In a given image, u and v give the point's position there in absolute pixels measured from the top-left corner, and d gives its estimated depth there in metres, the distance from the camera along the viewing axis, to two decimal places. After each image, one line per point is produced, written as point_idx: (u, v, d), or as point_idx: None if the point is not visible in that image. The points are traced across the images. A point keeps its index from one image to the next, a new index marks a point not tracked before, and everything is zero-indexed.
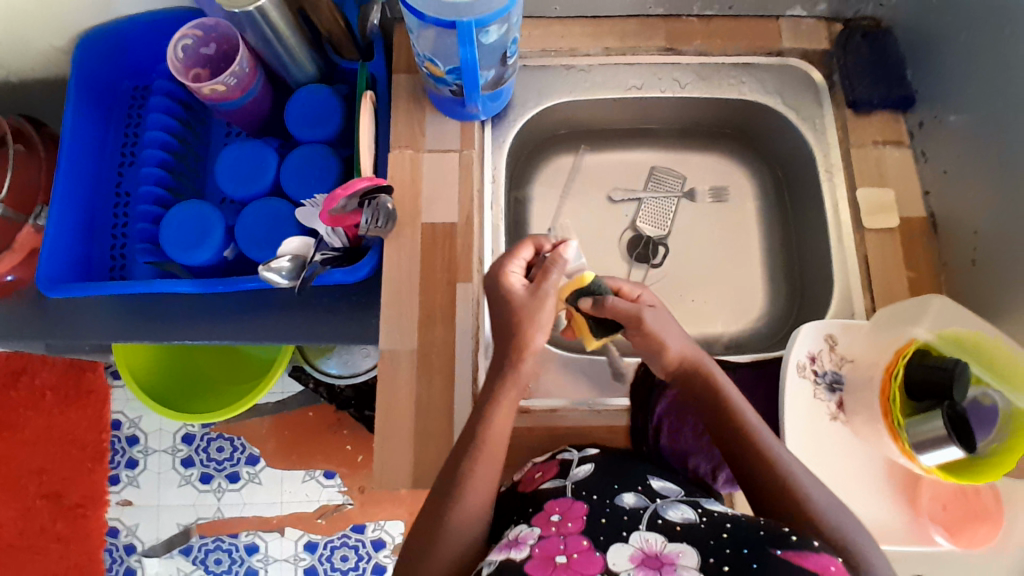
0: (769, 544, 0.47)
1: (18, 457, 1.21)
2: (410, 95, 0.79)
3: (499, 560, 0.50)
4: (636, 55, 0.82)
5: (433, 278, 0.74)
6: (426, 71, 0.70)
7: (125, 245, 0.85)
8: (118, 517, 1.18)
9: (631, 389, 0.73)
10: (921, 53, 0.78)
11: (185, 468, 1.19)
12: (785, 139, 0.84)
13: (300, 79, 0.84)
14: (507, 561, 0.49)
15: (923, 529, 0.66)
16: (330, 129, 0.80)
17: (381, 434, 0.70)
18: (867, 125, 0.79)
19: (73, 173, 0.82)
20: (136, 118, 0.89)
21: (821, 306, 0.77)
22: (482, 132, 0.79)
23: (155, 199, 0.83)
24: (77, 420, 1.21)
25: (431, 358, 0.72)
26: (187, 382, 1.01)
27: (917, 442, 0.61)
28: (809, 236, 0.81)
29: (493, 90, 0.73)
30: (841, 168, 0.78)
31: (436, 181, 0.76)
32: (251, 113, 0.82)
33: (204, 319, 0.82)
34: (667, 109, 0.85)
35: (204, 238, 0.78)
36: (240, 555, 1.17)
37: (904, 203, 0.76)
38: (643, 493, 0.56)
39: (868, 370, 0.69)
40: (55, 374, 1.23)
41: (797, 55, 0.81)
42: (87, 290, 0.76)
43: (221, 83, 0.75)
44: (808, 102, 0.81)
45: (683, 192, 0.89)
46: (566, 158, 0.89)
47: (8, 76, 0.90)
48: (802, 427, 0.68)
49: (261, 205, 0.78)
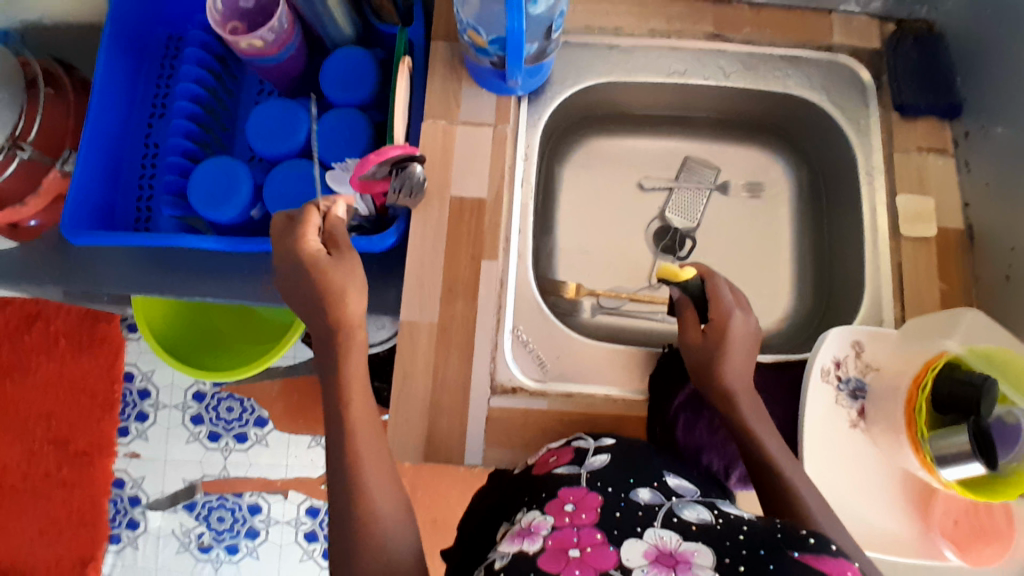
0: (786, 547, 0.47)
1: (30, 401, 1.22)
2: (446, 65, 0.78)
3: (513, 550, 0.50)
4: (681, 39, 0.79)
5: (458, 254, 0.73)
6: (467, 39, 0.68)
7: (151, 197, 0.85)
8: (125, 469, 1.20)
9: (648, 382, 0.72)
10: (975, 59, 0.76)
11: (193, 425, 1.20)
12: (825, 138, 0.81)
13: (337, 40, 0.83)
14: (520, 553, 0.49)
15: (932, 543, 0.66)
16: (364, 93, 0.79)
17: (394, 406, 0.69)
18: (913, 131, 0.76)
19: (102, 119, 0.81)
20: (168, 69, 0.88)
21: (849, 311, 0.76)
22: (517, 108, 0.78)
23: (183, 151, 0.81)
24: (89, 370, 1.22)
25: (450, 333, 0.71)
26: (201, 342, 1.00)
27: (940, 455, 0.61)
28: (841, 239, 0.80)
29: (535, 63, 0.72)
30: (882, 171, 0.76)
31: (467, 155, 0.75)
32: (286, 70, 0.81)
33: (225, 278, 0.82)
34: (708, 97, 0.83)
35: (231, 195, 0.77)
36: (242, 515, 1.18)
37: (943, 213, 0.74)
38: (658, 489, 0.56)
39: (894, 378, 0.67)
40: (70, 321, 1.22)
41: (846, 52, 0.79)
42: (110, 239, 0.75)
43: (259, 38, 0.74)
44: (854, 102, 0.78)
45: (716, 185, 0.87)
46: (599, 141, 0.88)
47: (42, 19, 0.88)
48: (819, 431, 0.68)
49: (290, 165, 0.78)
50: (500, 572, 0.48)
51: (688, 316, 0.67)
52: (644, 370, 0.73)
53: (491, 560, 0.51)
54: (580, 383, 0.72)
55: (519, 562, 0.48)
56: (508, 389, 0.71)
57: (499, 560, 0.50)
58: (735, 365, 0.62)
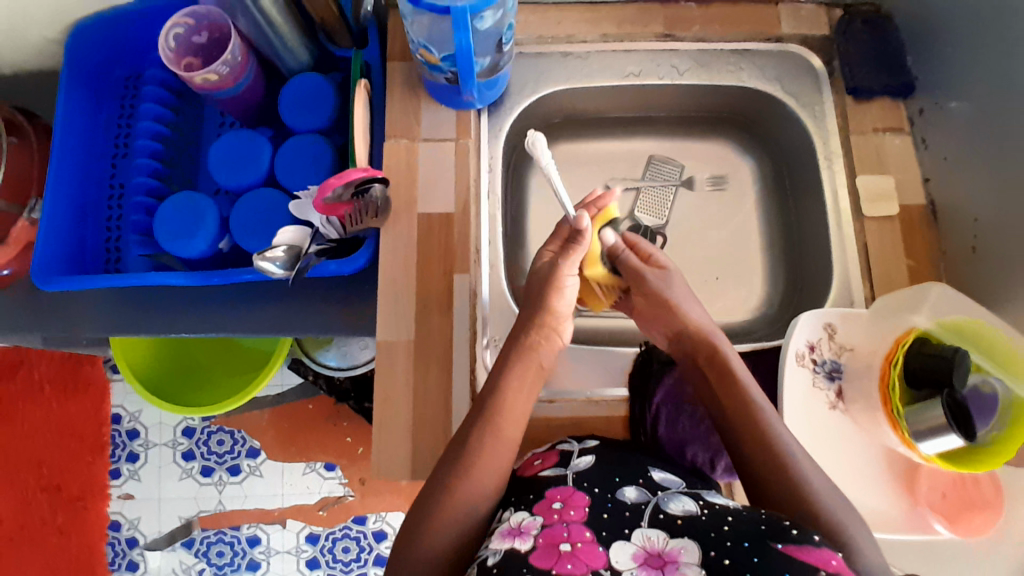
0: (770, 539, 0.47)
1: (19, 451, 1.21)
2: (404, 83, 0.78)
3: (504, 548, 0.50)
4: (634, 41, 0.80)
5: (429, 270, 0.73)
6: (420, 58, 0.69)
7: (120, 236, 0.84)
8: (119, 511, 1.18)
9: (629, 380, 0.73)
10: (921, 38, 0.77)
11: (186, 461, 1.19)
12: (784, 126, 0.82)
13: (293, 67, 0.83)
14: (512, 551, 0.49)
15: (920, 518, 0.66)
16: (323, 118, 0.79)
17: (379, 425, 0.69)
18: (868, 112, 0.78)
19: (66, 165, 0.81)
20: (128, 108, 0.87)
21: (820, 295, 0.77)
22: (478, 121, 0.79)
23: (149, 189, 0.82)
24: (77, 414, 1.21)
25: (428, 349, 0.71)
26: (184, 376, 1.00)
27: (917, 429, 0.62)
28: (808, 222, 0.81)
29: (490, 76, 0.73)
30: (840, 155, 0.77)
31: (432, 170, 0.76)
32: (245, 101, 0.82)
33: (201, 312, 0.82)
34: (666, 95, 0.84)
35: (198, 229, 0.77)
36: (242, 548, 1.17)
37: (905, 191, 0.75)
38: (644, 487, 0.57)
39: (869, 357, 0.68)
40: (54, 368, 1.23)
41: (796, 41, 0.80)
42: (81, 282, 0.75)
43: (213, 72, 0.74)
44: (808, 89, 0.79)
45: (681, 181, 0.88)
46: (564, 146, 0.88)
47: (1, 68, 0.89)
48: (800, 416, 0.68)
49: (254, 196, 0.78)
50: (494, 569, 0.48)
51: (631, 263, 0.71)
52: (622, 370, 0.74)
53: (481, 558, 0.51)
54: (561, 388, 0.72)
55: (512, 559, 0.48)
56: None
57: (490, 557, 0.50)
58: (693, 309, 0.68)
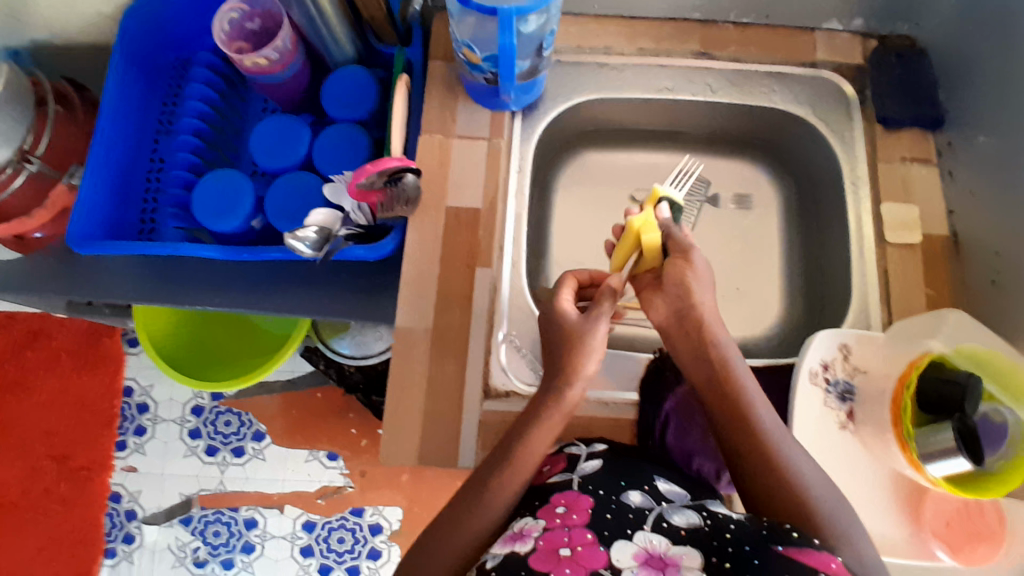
0: (770, 541, 0.48)
1: (29, 415, 1.23)
2: (443, 80, 0.81)
3: (504, 552, 0.51)
4: (669, 57, 0.82)
5: (453, 263, 0.75)
6: (463, 57, 0.71)
7: (156, 209, 0.87)
8: (121, 483, 1.20)
9: (641, 386, 0.74)
10: (953, 75, 0.79)
11: (192, 439, 1.21)
12: (812, 150, 0.83)
13: (338, 59, 0.86)
14: (512, 555, 0.50)
15: (924, 544, 0.66)
16: (365, 109, 0.82)
17: (392, 411, 0.70)
18: (895, 142, 0.79)
19: (111, 135, 0.83)
20: (176, 90, 0.91)
21: (836, 318, 0.78)
22: (512, 122, 0.80)
23: (190, 165, 0.84)
24: (90, 384, 1.23)
25: (447, 340, 0.73)
26: (199, 352, 1.01)
27: (925, 452, 0.62)
28: (829, 246, 0.82)
29: (528, 80, 0.75)
30: (866, 181, 0.78)
31: (464, 166, 0.78)
32: (290, 89, 0.84)
33: (224, 288, 0.83)
34: (698, 112, 0.86)
35: (233, 206, 0.79)
36: (238, 529, 1.18)
37: (927, 221, 0.76)
38: (649, 493, 0.57)
39: (882, 381, 0.69)
40: (72, 337, 1.25)
41: (829, 68, 0.82)
42: (114, 247, 0.76)
43: (263, 57, 0.77)
44: (838, 116, 0.80)
45: (706, 198, 0.89)
46: (592, 155, 0.90)
47: (51, 39, 0.91)
48: (809, 433, 0.69)
49: (290, 177, 0.80)
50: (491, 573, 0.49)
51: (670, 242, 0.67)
52: (635, 376, 0.75)
53: (481, 562, 0.52)
54: None
55: (511, 563, 0.49)
56: (502, 393, 0.72)
57: (490, 561, 0.51)
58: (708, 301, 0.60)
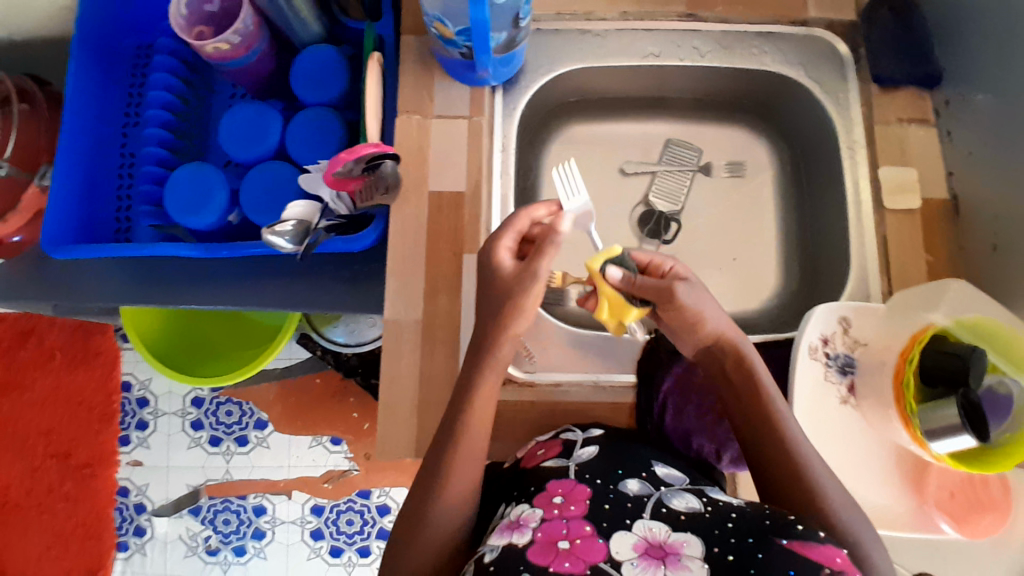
0: (773, 533, 0.46)
1: (30, 415, 1.23)
2: (418, 58, 0.77)
3: (501, 544, 0.49)
4: (654, 21, 0.78)
5: (438, 250, 0.72)
6: (435, 32, 0.67)
7: (130, 207, 0.85)
8: (128, 477, 1.20)
9: (637, 365, 0.71)
10: (951, 27, 0.74)
11: (194, 430, 1.21)
12: (806, 113, 0.80)
13: (305, 38, 0.82)
14: (509, 546, 0.48)
15: (928, 517, 0.65)
16: (334, 91, 0.78)
17: (384, 405, 0.69)
18: (893, 101, 0.75)
19: (77, 133, 0.81)
20: (139, 78, 0.87)
21: (836, 288, 0.76)
22: (492, 98, 0.77)
23: (159, 159, 0.82)
24: (88, 381, 1.23)
25: (436, 330, 0.71)
26: (194, 348, 1.00)
27: (929, 429, 0.60)
28: (828, 211, 0.79)
29: (505, 53, 0.71)
30: (863, 145, 0.75)
31: (444, 148, 0.74)
32: (254, 73, 0.81)
33: (210, 283, 0.81)
34: (686, 77, 0.82)
35: (206, 202, 0.77)
36: (247, 517, 1.18)
37: (927, 183, 0.73)
38: (647, 480, 0.55)
39: (881, 353, 0.67)
40: (66, 335, 1.24)
41: (822, 25, 0.78)
42: (88, 251, 0.74)
43: (224, 42, 0.73)
44: (832, 75, 0.77)
45: (698, 166, 0.86)
46: (579, 127, 0.87)
47: (12, 35, 0.88)
48: (809, 410, 0.67)
49: (263, 168, 0.77)
50: (490, 566, 0.47)
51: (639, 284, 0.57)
52: (631, 356, 0.72)
53: (479, 554, 0.50)
54: (568, 372, 0.71)
55: (509, 556, 0.47)
56: None
57: (488, 554, 0.49)
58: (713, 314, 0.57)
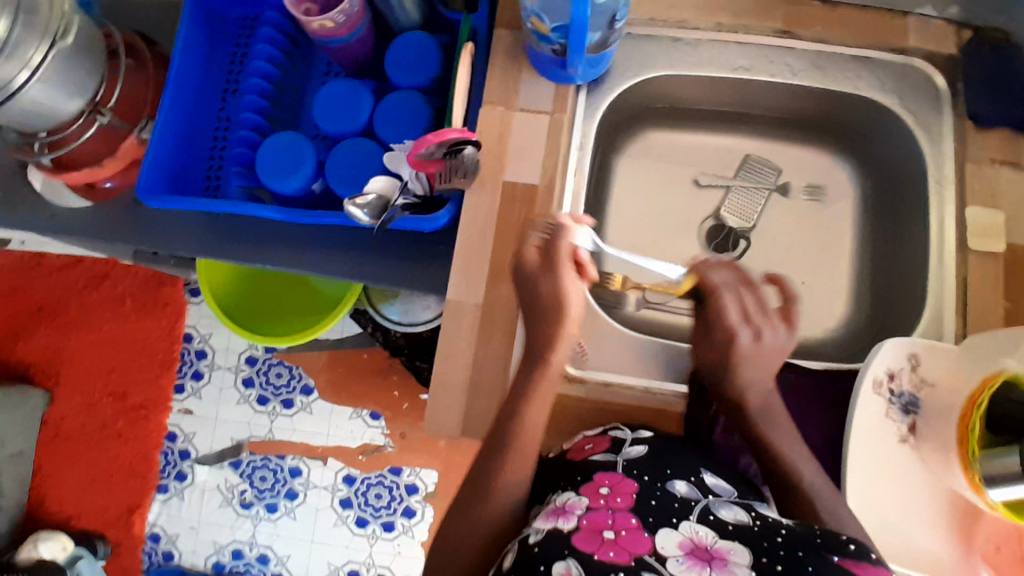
0: (825, 550, 0.47)
1: (97, 352, 1.30)
2: (509, 50, 0.78)
3: (548, 527, 0.51)
4: (748, 35, 0.78)
5: (506, 240, 0.73)
6: (531, 26, 0.69)
7: (221, 167, 0.88)
8: (177, 424, 1.26)
9: (691, 378, 0.71)
10: None
11: (244, 387, 1.25)
12: (897, 146, 0.78)
13: (404, 25, 0.85)
14: (555, 530, 0.50)
15: (972, 569, 0.63)
16: (427, 76, 0.81)
17: (436, 382, 0.71)
18: (987, 141, 0.73)
19: (182, 92, 0.85)
20: (242, 47, 0.91)
21: (905, 326, 0.74)
22: (576, 96, 0.78)
23: (255, 126, 0.86)
24: (153, 328, 1.29)
25: (495, 317, 0.72)
26: (258, 307, 1.04)
27: (988, 476, 0.60)
28: (904, 245, 0.77)
29: (597, 52, 0.72)
30: (952, 182, 0.72)
31: (524, 140, 0.75)
32: (354, 52, 0.84)
33: (283, 247, 0.84)
34: (774, 94, 0.81)
35: (295, 169, 0.80)
36: (283, 476, 1.22)
37: (1014, 229, 0.71)
38: (694, 485, 0.55)
39: (951, 396, 0.66)
40: (137, 282, 1.30)
41: (922, 56, 0.76)
42: (180, 203, 0.78)
43: (330, 20, 0.76)
44: (926, 108, 0.75)
45: (776, 186, 0.86)
46: (657, 134, 0.87)
47: None
48: (864, 441, 0.66)
49: (351, 144, 0.80)
50: (535, 546, 0.49)
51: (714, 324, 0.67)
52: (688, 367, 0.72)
53: (525, 535, 0.52)
54: (619, 374, 0.72)
55: (553, 539, 0.49)
56: None
57: (534, 535, 0.51)
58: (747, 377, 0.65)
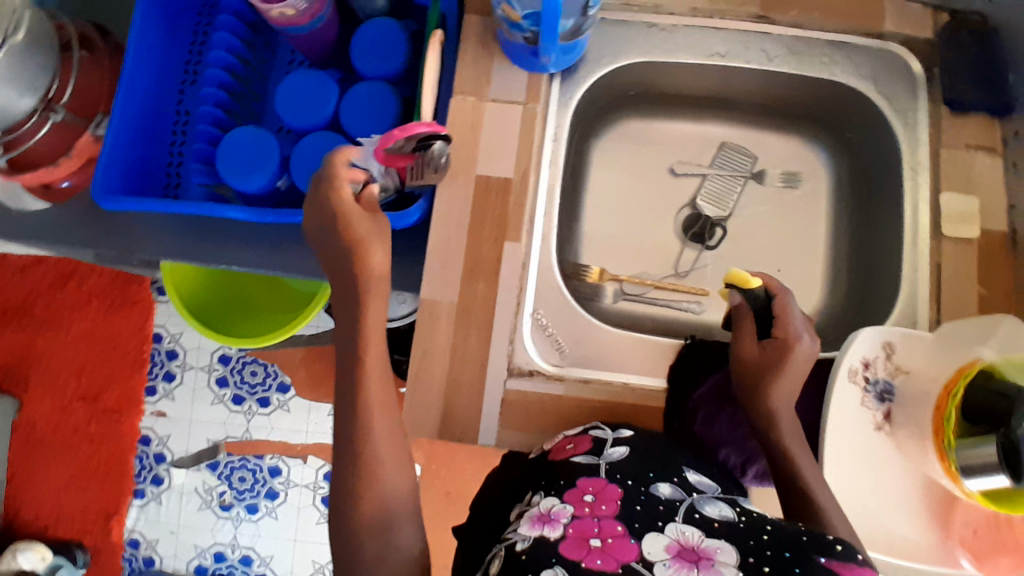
0: (813, 551, 0.46)
1: (63, 355, 1.26)
2: (479, 38, 0.76)
3: (533, 536, 0.49)
4: (724, 19, 0.76)
5: (481, 235, 0.72)
6: (502, 14, 0.67)
7: (181, 162, 0.86)
8: (151, 427, 1.23)
9: (669, 372, 0.71)
10: None
11: (219, 387, 1.23)
12: (872, 130, 0.78)
13: (368, 10, 0.82)
14: (542, 539, 0.48)
15: (949, 552, 0.64)
16: (394, 66, 0.78)
17: (411, 383, 0.69)
18: (962, 127, 0.73)
19: (138, 85, 0.82)
20: (201, 36, 0.88)
21: (882, 311, 0.74)
22: (550, 85, 0.76)
23: (215, 119, 0.83)
24: (122, 328, 1.25)
25: (471, 314, 0.70)
26: (229, 306, 1.02)
27: (965, 465, 0.59)
28: (880, 230, 0.77)
29: (570, 40, 0.70)
30: (927, 168, 0.72)
31: (496, 131, 0.73)
32: (317, 40, 0.81)
33: (252, 246, 0.82)
34: (750, 79, 0.80)
35: (260, 165, 0.77)
36: (262, 476, 1.21)
37: (988, 214, 0.71)
38: (678, 485, 0.55)
39: (926, 384, 0.65)
40: (104, 281, 1.26)
41: (897, 40, 0.75)
42: (137, 204, 0.75)
43: (291, 7, 0.72)
44: (902, 93, 0.74)
45: (751, 173, 0.86)
46: (633, 122, 0.86)
47: None
48: (842, 431, 0.66)
49: (316, 137, 0.78)
50: (522, 554, 0.47)
51: (745, 327, 0.65)
52: (666, 360, 0.72)
53: (510, 542, 0.50)
54: (598, 370, 0.72)
55: (540, 547, 0.47)
56: (525, 372, 0.70)
57: (520, 543, 0.49)
58: (783, 388, 0.61)
